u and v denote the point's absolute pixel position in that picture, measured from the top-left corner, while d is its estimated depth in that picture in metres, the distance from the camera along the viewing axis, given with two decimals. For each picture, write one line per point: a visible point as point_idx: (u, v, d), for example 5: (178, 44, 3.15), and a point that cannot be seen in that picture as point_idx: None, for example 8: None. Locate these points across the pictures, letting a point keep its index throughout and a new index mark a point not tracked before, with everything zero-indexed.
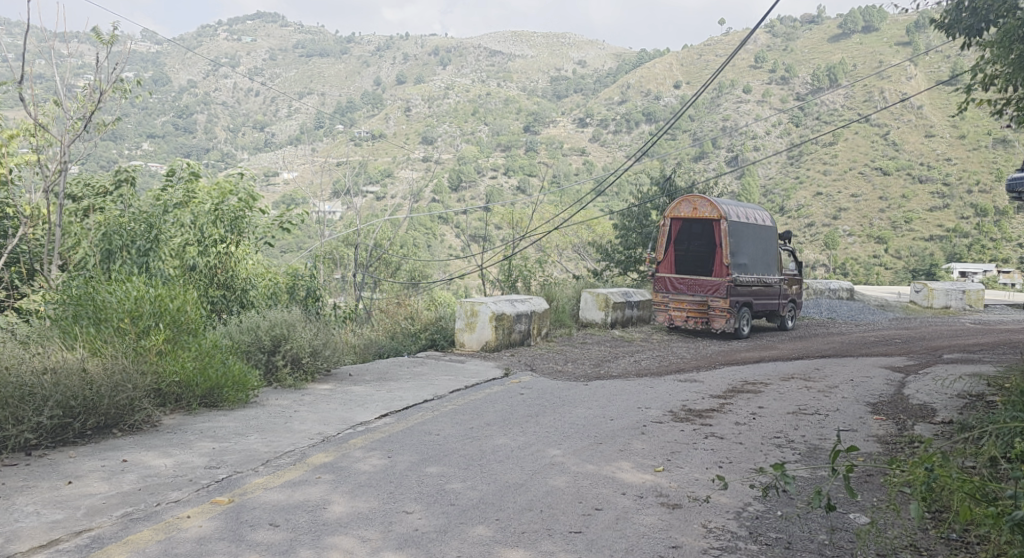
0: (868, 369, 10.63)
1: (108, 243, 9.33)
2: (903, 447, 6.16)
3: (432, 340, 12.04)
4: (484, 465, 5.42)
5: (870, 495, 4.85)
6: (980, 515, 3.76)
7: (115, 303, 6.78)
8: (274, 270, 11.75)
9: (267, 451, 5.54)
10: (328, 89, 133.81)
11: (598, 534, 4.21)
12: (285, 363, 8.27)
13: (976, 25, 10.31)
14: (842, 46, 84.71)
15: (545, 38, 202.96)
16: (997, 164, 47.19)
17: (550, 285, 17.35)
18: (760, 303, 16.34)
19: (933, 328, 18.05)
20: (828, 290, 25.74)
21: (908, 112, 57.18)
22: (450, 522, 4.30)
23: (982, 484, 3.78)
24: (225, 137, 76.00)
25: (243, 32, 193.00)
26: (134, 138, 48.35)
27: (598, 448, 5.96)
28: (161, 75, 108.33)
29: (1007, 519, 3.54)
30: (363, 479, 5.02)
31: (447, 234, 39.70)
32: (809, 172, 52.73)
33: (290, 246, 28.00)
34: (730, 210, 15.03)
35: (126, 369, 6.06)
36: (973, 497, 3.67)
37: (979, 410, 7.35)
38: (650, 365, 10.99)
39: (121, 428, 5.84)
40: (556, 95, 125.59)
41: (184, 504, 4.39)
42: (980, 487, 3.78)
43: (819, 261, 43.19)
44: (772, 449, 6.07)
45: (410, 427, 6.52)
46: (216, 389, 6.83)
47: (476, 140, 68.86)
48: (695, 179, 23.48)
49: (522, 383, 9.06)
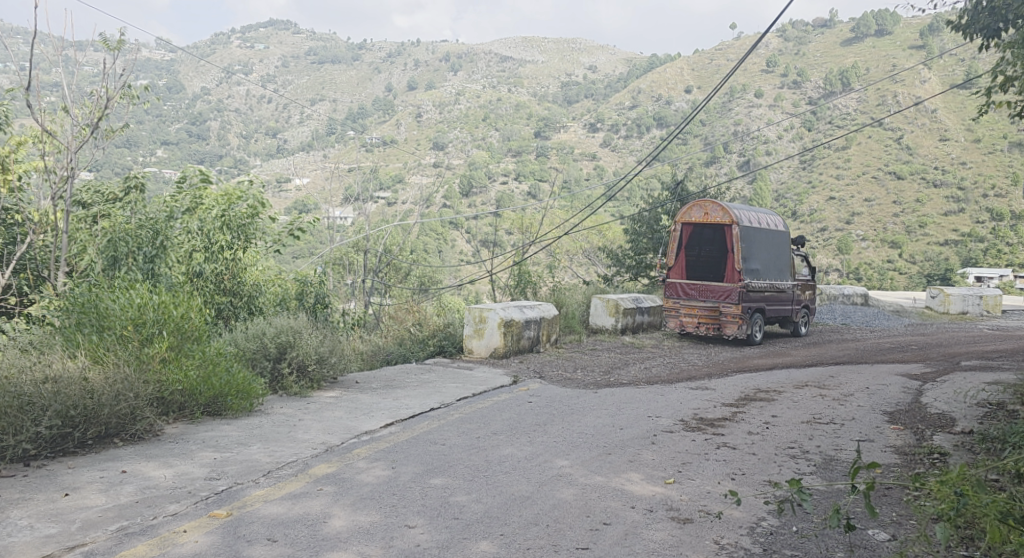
0: (885, 376, 10.45)
1: (113, 250, 9.26)
2: (922, 460, 5.98)
3: (440, 346, 11.90)
4: (490, 476, 5.30)
5: (889, 511, 4.70)
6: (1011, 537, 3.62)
7: (118, 310, 6.69)
8: (282, 276, 11.67)
9: (269, 462, 5.44)
10: (340, 96, 134.51)
11: (605, 551, 4.08)
12: (291, 371, 8.17)
13: (993, 25, 10.13)
14: (855, 49, 84.21)
15: (556, 44, 203.05)
16: (1012, 168, 46.73)
17: (560, 291, 17.23)
18: (773, 309, 16.15)
19: (950, 334, 17.75)
20: (842, 295, 25.51)
21: (922, 116, 56.81)
22: (453, 538, 4.17)
23: (1014, 507, 3.63)
24: (237, 143, 76.46)
25: (256, 39, 194.33)
26: (148, 144, 48.66)
27: (607, 459, 5.83)
28: (175, 83, 109.27)
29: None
30: (366, 490, 4.92)
31: (457, 239, 39.68)
32: (822, 177, 52.41)
33: (300, 252, 27.96)
34: (742, 215, 14.84)
35: (127, 377, 5.96)
36: (1001, 520, 3.55)
37: (999, 421, 7.18)
38: (661, 372, 10.82)
39: (122, 437, 5.76)
40: (567, 100, 125.73)
41: (182, 517, 4.29)
42: (1011, 508, 3.64)
43: (833, 265, 42.79)
44: (785, 460, 5.92)
45: (415, 436, 6.42)
46: (219, 398, 6.75)
47: (487, 146, 68.89)
48: (706, 183, 23.28)
49: (530, 390, 8.93)
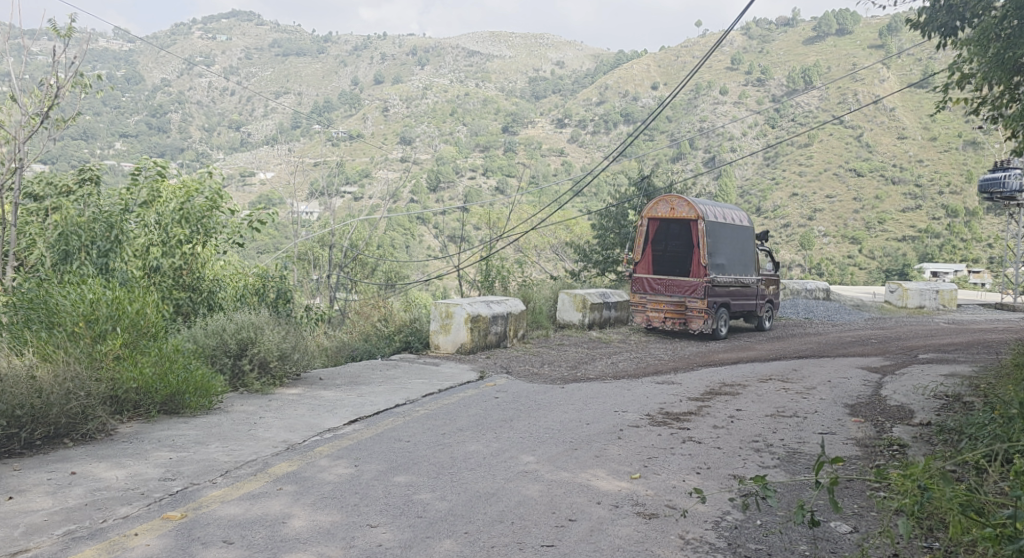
0: (846, 369, 10.60)
1: (64, 244, 8.98)
2: (882, 452, 6.06)
3: (406, 342, 11.78)
4: (455, 473, 5.23)
5: (852, 503, 4.72)
6: (974, 531, 3.61)
7: (69, 306, 6.48)
8: (243, 272, 11.41)
9: (227, 461, 5.30)
10: (305, 89, 133.05)
11: (571, 548, 4.03)
12: (252, 367, 8.01)
13: (951, 23, 10.24)
14: (817, 48, 85.61)
15: (523, 39, 202.63)
16: (967, 166, 47.89)
17: (527, 286, 17.17)
18: (737, 304, 16.28)
19: (908, 328, 18.13)
20: (805, 290, 25.86)
21: (881, 114, 57.95)
22: (417, 537, 4.09)
23: (977, 500, 3.62)
24: (199, 137, 75.22)
25: (218, 31, 191.23)
26: (106, 136, 47.54)
27: (573, 454, 5.78)
28: (134, 73, 107.08)
29: (1003, 539, 3.33)
30: (327, 489, 4.80)
31: (424, 234, 39.51)
32: (785, 173, 53.13)
33: (264, 247, 27.41)
34: (708, 211, 14.92)
35: (78, 375, 5.78)
36: (968, 516, 3.54)
37: (956, 412, 7.32)
38: (627, 366, 10.82)
39: (73, 437, 5.56)
40: (534, 95, 125.97)
41: (134, 520, 4.14)
42: (976, 503, 3.64)
43: (796, 261, 43.31)
44: (750, 453, 5.93)
45: (380, 434, 6.31)
46: (177, 395, 6.55)
47: (454, 141, 68.69)
48: (672, 179, 23.44)
49: (497, 386, 8.86)
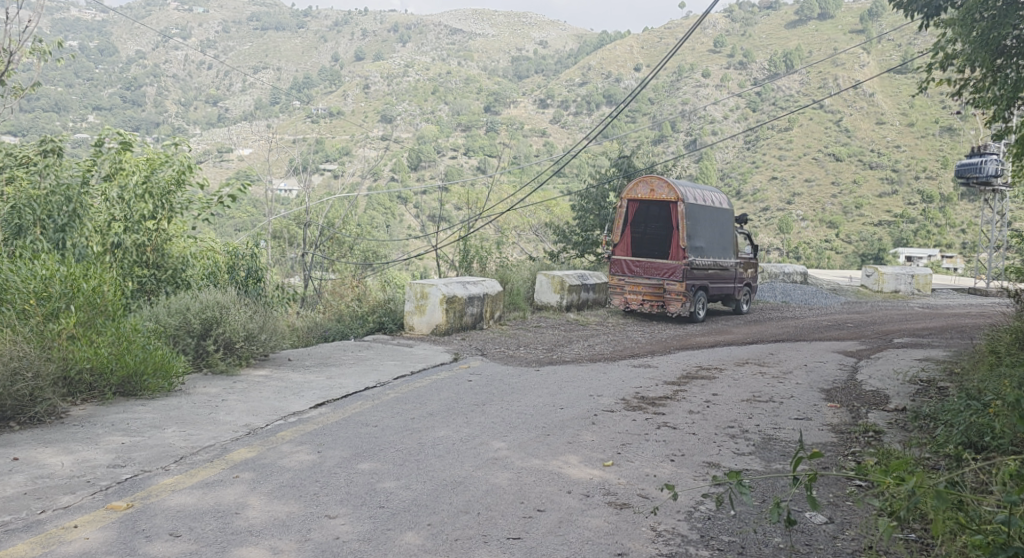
0: (822, 354, 10.52)
1: (17, 218, 8.65)
2: (859, 438, 5.97)
3: (380, 323, 11.52)
4: (421, 460, 5.03)
5: (827, 494, 4.63)
6: (965, 534, 3.35)
7: (19, 283, 6.16)
8: (211, 248, 11.06)
9: (183, 447, 5.07)
10: (284, 64, 130.75)
11: (538, 541, 3.86)
12: (217, 348, 7.74)
13: (934, 2, 10.06)
14: (799, 32, 85.79)
15: (506, 18, 200.65)
16: (943, 152, 48.41)
17: (506, 267, 16.94)
18: (715, 287, 16.19)
19: (883, 312, 18.18)
20: (783, 273, 25.91)
21: (861, 99, 58.36)
22: (377, 528, 3.90)
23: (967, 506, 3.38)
24: (175, 111, 73.62)
25: (194, 3, 187.33)
26: (78, 109, 46.15)
27: (545, 440, 5.63)
28: (107, 46, 104.20)
29: (993, 545, 3.07)
30: (286, 477, 4.60)
31: (403, 213, 39.04)
32: (766, 157, 53.28)
33: (239, 225, 26.90)
34: (687, 193, 14.74)
35: (25, 353, 5.48)
36: (960, 522, 3.29)
37: (931, 398, 7.27)
38: (604, 349, 10.66)
39: (18, 420, 5.32)
40: (517, 75, 124.88)
41: (75, 511, 3.92)
42: (964, 510, 3.39)
43: (774, 245, 43.43)
44: (725, 440, 5.81)
45: (346, 418, 6.11)
46: (135, 378, 6.33)
47: (435, 119, 67.85)
48: (654, 160, 23.29)
49: (471, 368, 8.71)
